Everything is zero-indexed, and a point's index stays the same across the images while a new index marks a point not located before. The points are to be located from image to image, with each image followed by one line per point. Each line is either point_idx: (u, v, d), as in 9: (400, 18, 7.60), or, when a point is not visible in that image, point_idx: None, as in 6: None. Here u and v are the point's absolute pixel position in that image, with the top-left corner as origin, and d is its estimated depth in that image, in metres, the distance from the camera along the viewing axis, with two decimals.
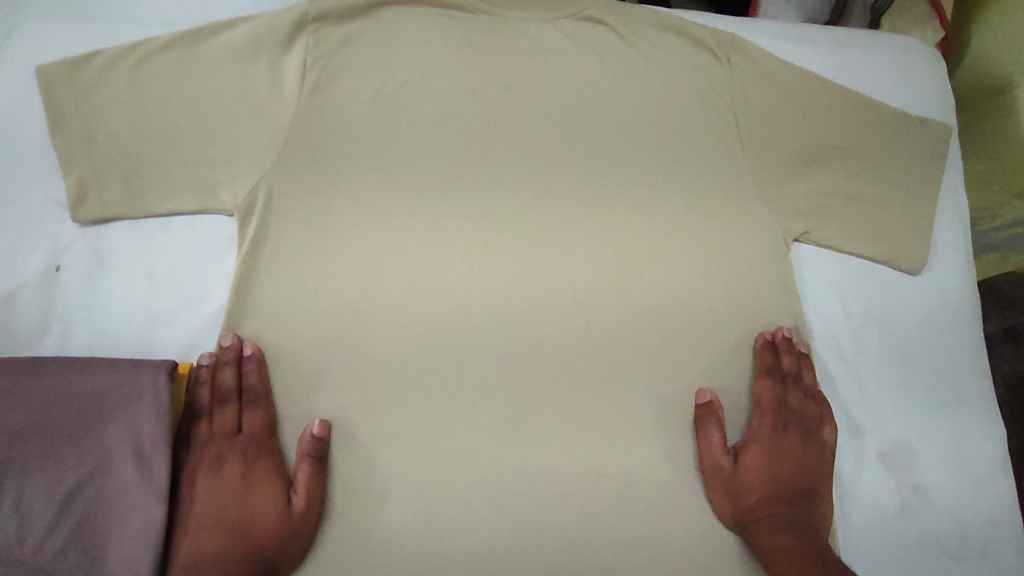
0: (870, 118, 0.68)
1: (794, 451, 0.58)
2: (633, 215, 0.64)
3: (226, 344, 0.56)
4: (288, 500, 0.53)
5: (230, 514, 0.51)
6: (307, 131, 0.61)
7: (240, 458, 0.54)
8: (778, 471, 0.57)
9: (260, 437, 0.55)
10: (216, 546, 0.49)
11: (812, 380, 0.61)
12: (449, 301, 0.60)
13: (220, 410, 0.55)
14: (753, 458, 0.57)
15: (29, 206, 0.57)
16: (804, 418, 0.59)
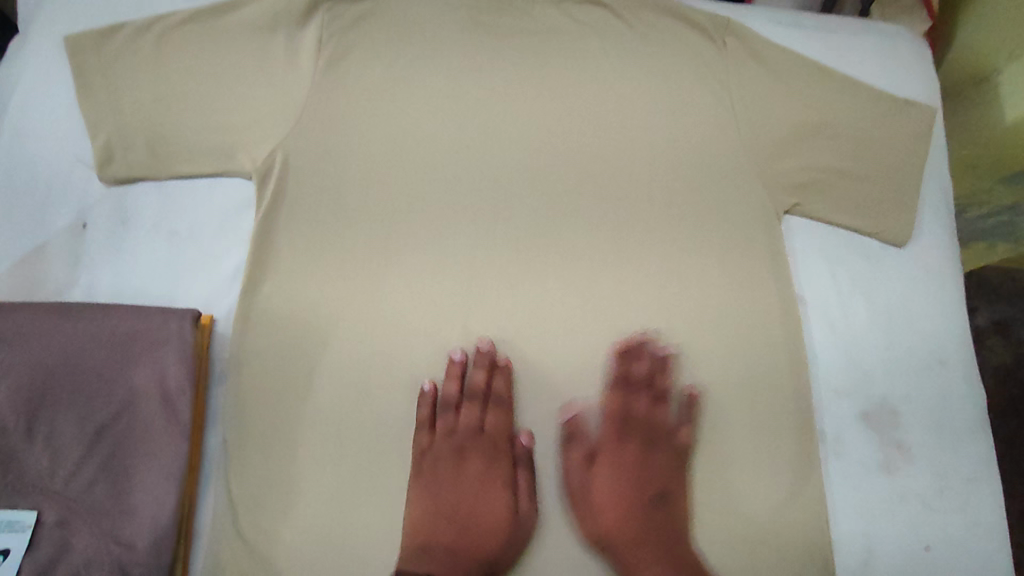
0: (859, 98, 0.71)
1: (639, 461, 0.63)
2: (632, 186, 0.67)
3: (481, 348, 0.61)
4: (513, 503, 0.60)
5: (455, 502, 0.61)
6: (321, 101, 0.64)
7: (481, 455, 0.62)
8: (625, 492, 0.62)
9: (500, 438, 0.62)
10: (446, 536, 0.59)
11: (665, 386, 0.64)
12: (457, 262, 0.62)
13: (452, 415, 0.62)
14: (609, 473, 0.62)
15: (58, 167, 0.60)
16: (655, 426, 0.64)
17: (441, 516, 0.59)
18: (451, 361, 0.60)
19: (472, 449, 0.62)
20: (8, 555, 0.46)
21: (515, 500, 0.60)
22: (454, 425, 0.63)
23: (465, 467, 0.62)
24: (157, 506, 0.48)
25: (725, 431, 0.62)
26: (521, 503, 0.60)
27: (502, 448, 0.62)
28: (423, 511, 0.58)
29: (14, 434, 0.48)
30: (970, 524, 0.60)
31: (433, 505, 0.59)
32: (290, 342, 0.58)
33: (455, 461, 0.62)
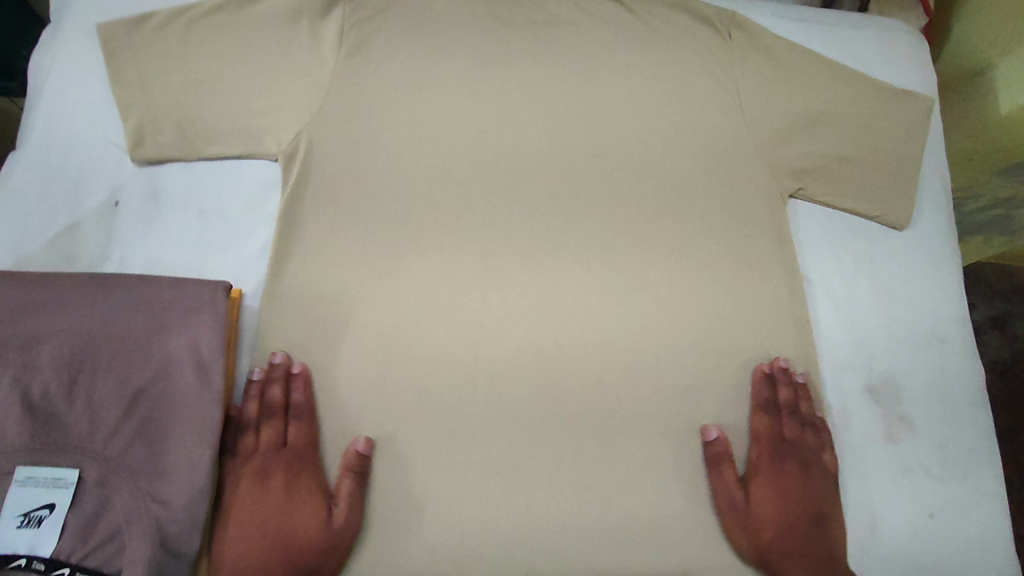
0: (861, 87, 0.74)
1: (799, 478, 0.61)
2: (645, 169, 0.69)
3: (273, 362, 0.59)
4: (327, 515, 0.55)
5: (273, 523, 0.54)
6: (344, 86, 0.66)
7: (282, 473, 0.56)
8: (788, 509, 0.60)
9: (303, 452, 0.57)
10: (265, 559, 0.52)
11: (808, 409, 0.63)
12: (476, 241, 0.65)
13: (283, 429, 0.58)
14: (768, 496, 0.60)
15: (91, 148, 0.62)
16: (800, 450, 0.62)
17: (257, 538, 0.53)
18: (252, 381, 0.58)
19: (279, 469, 0.56)
20: (53, 510, 0.48)
21: (331, 510, 0.56)
22: (252, 445, 0.58)
23: (268, 488, 0.55)
24: (192, 468, 0.50)
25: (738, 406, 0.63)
26: (337, 513, 0.56)
27: (309, 465, 0.57)
28: (241, 540, 0.53)
29: (57, 397, 0.50)
30: (971, 493, 0.63)
31: (243, 529, 0.53)
32: (315, 316, 0.61)
33: (257, 483, 0.55)
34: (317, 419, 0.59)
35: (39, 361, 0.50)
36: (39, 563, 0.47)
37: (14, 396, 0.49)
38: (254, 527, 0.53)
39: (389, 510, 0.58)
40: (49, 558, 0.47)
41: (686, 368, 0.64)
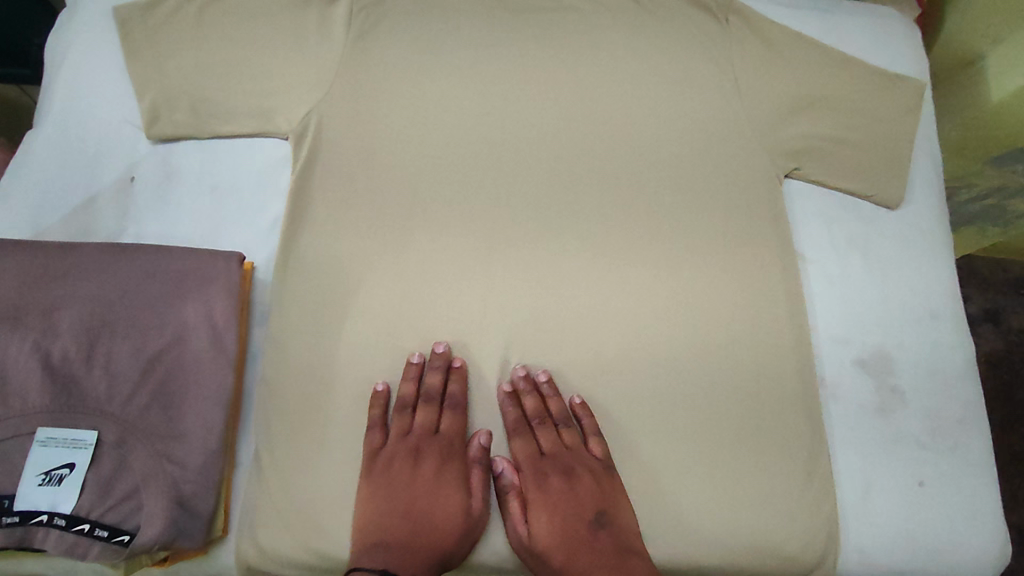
0: (856, 73, 0.76)
1: (564, 495, 0.61)
2: (645, 150, 0.71)
3: (437, 352, 0.61)
4: (467, 502, 0.58)
5: (409, 500, 0.57)
6: (351, 68, 0.68)
7: (437, 455, 0.60)
8: (562, 526, 0.59)
9: (455, 440, 0.61)
10: (405, 533, 0.56)
11: (556, 409, 0.62)
12: (481, 219, 0.66)
13: (435, 414, 0.61)
14: (544, 519, 0.59)
15: (108, 125, 0.64)
16: (559, 462, 0.62)
17: (393, 516, 0.56)
18: (410, 364, 0.61)
19: (426, 451, 0.60)
20: (73, 469, 0.49)
21: (472, 500, 0.58)
22: (406, 425, 0.61)
23: (420, 470, 0.59)
24: (207, 429, 0.52)
25: (736, 377, 0.64)
26: (475, 502, 0.58)
27: (457, 452, 0.60)
28: (371, 506, 0.57)
29: (76, 361, 0.52)
30: (961, 462, 0.64)
31: (389, 505, 0.57)
32: (324, 289, 0.62)
33: (411, 463, 0.59)
34: (469, 411, 0.62)
35: (58, 326, 0.52)
36: (60, 519, 0.48)
37: (37, 359, 0.51)
38: (386, 505, 0.57)
39: None
40: (70, 514, 0.48)
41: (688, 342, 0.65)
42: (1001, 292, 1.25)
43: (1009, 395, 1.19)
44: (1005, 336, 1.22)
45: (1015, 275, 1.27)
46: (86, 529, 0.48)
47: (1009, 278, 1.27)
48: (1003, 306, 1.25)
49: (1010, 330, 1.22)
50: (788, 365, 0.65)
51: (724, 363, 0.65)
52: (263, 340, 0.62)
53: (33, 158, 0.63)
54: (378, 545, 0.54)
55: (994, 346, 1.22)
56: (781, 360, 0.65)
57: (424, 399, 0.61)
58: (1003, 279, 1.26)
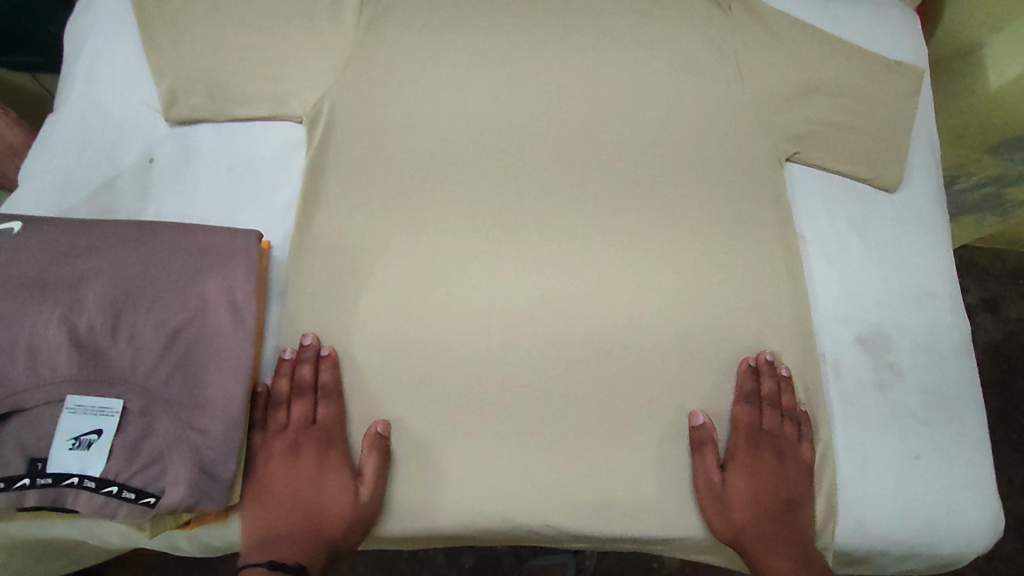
0: (856, 60, 0.77)
1: (770, 470, 0.63)
2: (650, 135, 0.72)
3: (306, 343, 0.62)
4: (354, 489, 0.59)
5: (298, 493, 0.59)
6: (363, 53, 0.69)
7: (314, 448, 0.60)
8: (761, 494, 0.62)
9: (332, 429, 0.61)
10: (292, 527, 0.57)
11: (790, 401, 0.65)
12: (490, 201, 0.68)
13: (311, 405, 0.61)
14: (742, 482, 0.62)
15: (127, 109, 0.66)
16: (774, 438, 0.64)
17: (291, 509, 0.58)
18: (282, 359, 0.62)
19: (306, 443, 0.60)
20: (101, 435, 0.51)
21: (359, 486, 0.59)
22: (286, 420, 0.61)
23: (298, 462, 0.60)
24: (228, 398, 0.54)
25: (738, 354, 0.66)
26: (363, 489, 0.59)
27: (337, 441, 0.60)
28: (266, 505, 0.59)
29: (101, 332, 0.54)
30: (957, 435, 0.66)
31: (275, 500, 0.59)
32: (339, 267, 0.64)
33: (289, 458, 0.59)
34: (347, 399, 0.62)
35: (84, 299, 0.54)
36: (90, 482, 0.50)
37: (64, 331, 0.53)
38: (271, 498, 0.59)
39: (413, 449, 0.61)
40: (98, 477, 0.50)
41: (692, 319, 0.66)
42: (999, 281, 1.30)
43: (1007, 381, 1.24)
44: (1004, 325, 1.27)
45: (1013, 265, 1.31)
46: (114, 491, 0.50)
47: (1008, 267, 1.32)
48: (1001, 295, 1.30)
49: (1009, 319, 1.27)
50: (790, 344, 0.67)
51: (728, 341, 0.66)
52: (280, 316, 0.64)
53: (58, 142, 0.65)
54: (269, 539, 0.57)
55: (994, 335, 1.27)
56: (783, 339, 0.67)
57: (294, 390, 0.61)
58: (1001, 268, 1.31)
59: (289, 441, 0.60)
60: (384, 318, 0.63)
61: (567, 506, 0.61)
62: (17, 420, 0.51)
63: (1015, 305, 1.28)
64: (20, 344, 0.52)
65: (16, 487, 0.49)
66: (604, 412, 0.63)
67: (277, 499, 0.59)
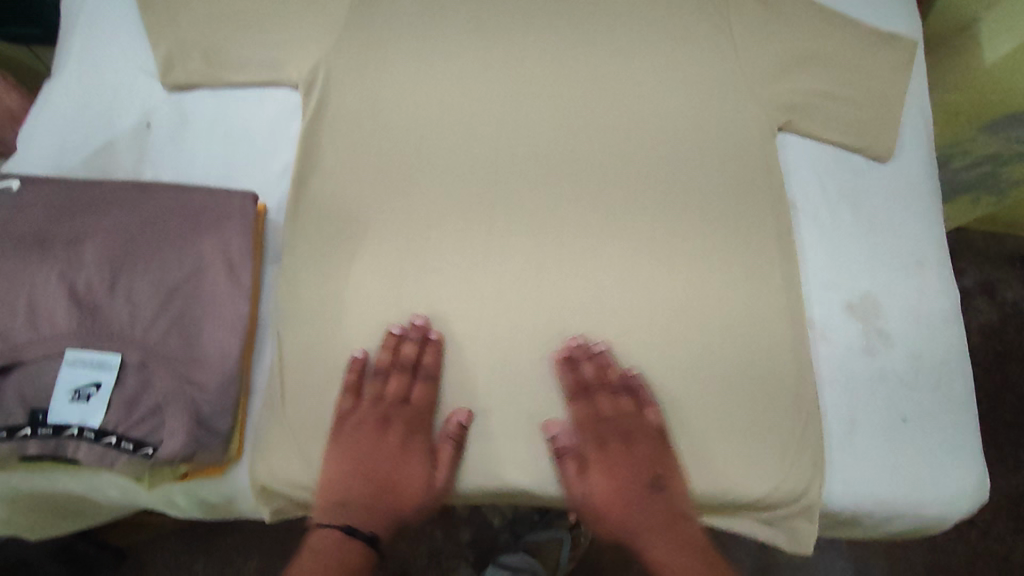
0: (853, 29, 0.77)
1: (623, 457, 0.65)
2: (644, 104, 0.73)
3: (415, 324, 0.63)
4: (432, 476, 0.62)
5: (372, 463, 0.62)
6: (357, 19, 0.69)
7: (404, 424, 0.64)
8: (624, 488, 0.65)
9: (422, 411, 0.64)
10: (363, 495, 0.62)
11: (614, 379, 0.64)
12: (483, 168, 0.69)
13: (408, 385, 0.64)
14: (600, 478, 0.65)
15: (125, 74, 0.67)
16: (620, 425, 0.65)
17: (357, 476, 0.62)
18: (389, 333, 0.63)
19: (393, 418, 0.64)
20: (100, 388, 0.52)
21: (434, 473, 0.62)
22: (382, 392, 0.64)
23: (386, 437, 0.64)
24: (225, 353, 0.55)
25: (732, 320, 0.66)
26: (439, 475, 0.62)
27: (426, 421, 0.64)
28: (342, 464, 0.61)
29: (100, 289, 0.54)
30: (943, 399, 0.67)
31: (351, 466, 0.62)
32: (333, 232, 0.65)
33: (379, 430, 0.63)
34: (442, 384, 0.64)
35: (83, 257, 0.55)
36: (89, 433, 0.51)
37: (64, 288, 0.54)
38: (351, 466, 0.61)
39: None
40: (98, 428, 0.51)
41: (682, 285, 0.67)
42: (998, 264, 1.34)
43: (1003, 362, 1.28)
44: (1001, 308, 1.31)
45: (1012, 248, 1.35)
46: (114, 441, 0.51)
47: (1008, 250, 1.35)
48: (999, 278, 1.33)
49: (1006, 302, 1.31)
50: (780, 309, 0.67)
51: (719, 305, 0.67)
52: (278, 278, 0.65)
53: (56, 106, 0.66)
54: (343, 505, 0.61)
55: (991, 317, 1.31)
56: (774, 303, 0.67)
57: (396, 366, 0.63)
58: (1000, 251, 1.35)
59: (383, 415, 0.63)
60: (378, 282, 0.64)
61: (557, 465, 0.62)
62: (19, 373, 0.52)
63: (1013, 288, 1.32)
64: (21, 300, 0.53)
65: (19, 436, 0.50)
66: (595, 374, 0.64)
67: (359, 466, 0.62)
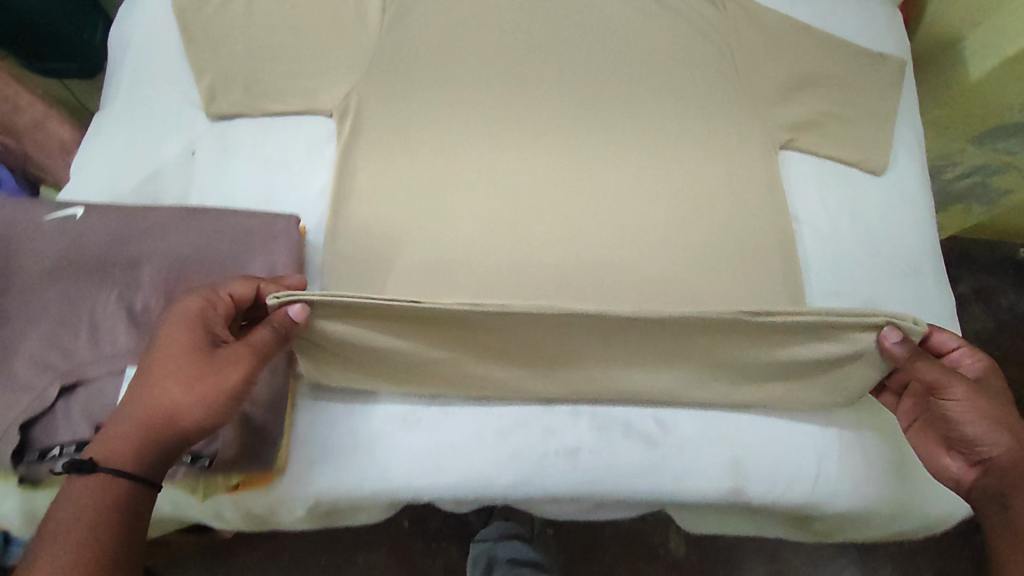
0: (841, 54, 0.85)
1: (996, 397, 0.60)
2: (656, 129, 0.79)
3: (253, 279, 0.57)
4: (211, 375, 0.52)
5: (146, 372, 0.53)
6: (389, 53, 0.76)
7: (180, 330, 0.53)
8: (1005, 419, 0.58)
9: (208, 318, 0.54)
10: (139, 416, 0.52)
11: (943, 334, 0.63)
12: (512, 189, 0.74)
13: (203, 300, 0.54)
14: (976, 404, 0.58)
15: (170, 103, 0.71)
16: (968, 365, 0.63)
17: (141, 385, 0.53)
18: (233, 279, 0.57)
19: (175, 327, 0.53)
20: None
21: (223, 371, 0.52)
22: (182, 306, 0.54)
23: (162, 349, 0.52)
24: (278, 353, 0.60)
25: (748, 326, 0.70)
26: (227, 377, 0.52)
27: (206, 334, 0.53)
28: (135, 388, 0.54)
29: (156, 309, 0.58)
30: None
31: (141, 382, 0.53)
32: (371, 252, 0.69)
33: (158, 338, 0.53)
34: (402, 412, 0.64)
35: (140, 279, 0.58)
36: None
37: (122, 308, 0.57)
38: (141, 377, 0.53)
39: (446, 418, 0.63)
40: None
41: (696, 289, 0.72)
42: (989, 273, 1.45)
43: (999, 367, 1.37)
44: (996, 314, 1.41)
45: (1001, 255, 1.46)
46: None
47: (997, 259, 1.46)
48: (991, 286, 1.44)
49: (1001, 308, 1.42)
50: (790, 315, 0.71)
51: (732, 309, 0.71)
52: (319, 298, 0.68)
53: (105, 136, 0.69)
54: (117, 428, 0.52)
55: (986, 324, 1.41)
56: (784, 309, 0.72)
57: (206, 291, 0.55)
58: (991, 259, 1.46)
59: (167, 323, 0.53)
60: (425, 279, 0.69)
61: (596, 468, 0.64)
62: (82, 391, 0.56)
63: (1006, 296, 1.43)
64: (82, 320, 0.57)
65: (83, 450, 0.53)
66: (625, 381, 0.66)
67: (140, 384, 0.53)
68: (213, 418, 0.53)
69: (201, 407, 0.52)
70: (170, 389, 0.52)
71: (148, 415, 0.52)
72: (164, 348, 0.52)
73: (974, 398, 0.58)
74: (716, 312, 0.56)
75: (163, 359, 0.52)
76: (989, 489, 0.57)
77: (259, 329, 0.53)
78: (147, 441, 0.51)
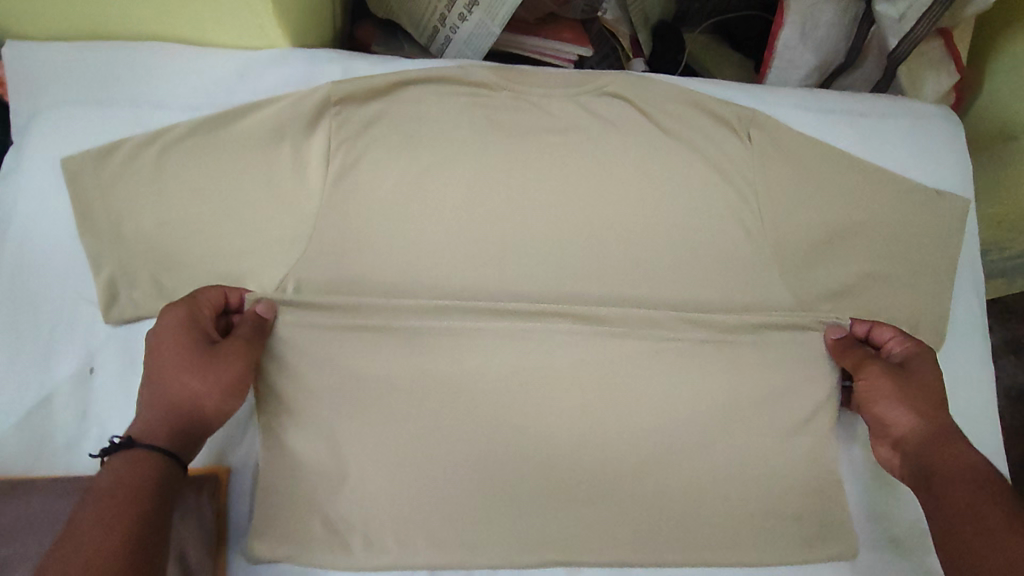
0: (890, 192, 0.70)
1: (925, 373, 0.59)
2: (655, 299, 0.66)
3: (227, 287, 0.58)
4: (210, 362, 0.52)
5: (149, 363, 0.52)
6: (333, 216, 0.62)
7: (174, 325, 0.53)
8: (923, 398, 0.58)
9: (199, 312, 0.55)
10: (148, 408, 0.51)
11: (885, 330, 0.64)
12: (480, 385, 0.62)
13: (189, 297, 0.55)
14: (894, 387, 0.59)
15: (62, 303, 0.59)
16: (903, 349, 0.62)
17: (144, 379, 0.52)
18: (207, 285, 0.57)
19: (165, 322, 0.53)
20: None
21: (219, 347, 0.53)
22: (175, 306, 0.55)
23: (163, 342, 0.52)
24: None
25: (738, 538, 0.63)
26: (230, 362, 0.53)
27: (199, 322, 0.54)
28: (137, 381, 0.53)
29: None
30: None
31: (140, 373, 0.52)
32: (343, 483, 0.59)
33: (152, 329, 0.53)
34: None
35: None
36: None
37: None
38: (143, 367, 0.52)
39: None
40: None
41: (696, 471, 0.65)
42: None
43: None
44: None
45: None
46: None
47: None
48: None
49: None
50: (796, 534, 0.64)
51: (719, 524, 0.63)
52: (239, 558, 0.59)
53: None
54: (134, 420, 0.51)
55: None
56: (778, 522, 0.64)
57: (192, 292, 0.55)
58: None
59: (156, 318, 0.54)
60: (348, 411, 0.60)
61: None
62: None
63: None
64: None
65: None
66: None
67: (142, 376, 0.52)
68: (230, 404, 0.54)
69: (212, 388, 0.53)
70: (187, 377, 0.52)
71: (166, 404, 0.51)
72: (160, 336, 0.53)
73: (903, 384, 0.58)
74: (661, 313, 0.64)
75: (166, 358, 0.52)
76: (908, 471, 0.57)
77: (246, 325, 0.56)
78: (170, 426, 0.51)
